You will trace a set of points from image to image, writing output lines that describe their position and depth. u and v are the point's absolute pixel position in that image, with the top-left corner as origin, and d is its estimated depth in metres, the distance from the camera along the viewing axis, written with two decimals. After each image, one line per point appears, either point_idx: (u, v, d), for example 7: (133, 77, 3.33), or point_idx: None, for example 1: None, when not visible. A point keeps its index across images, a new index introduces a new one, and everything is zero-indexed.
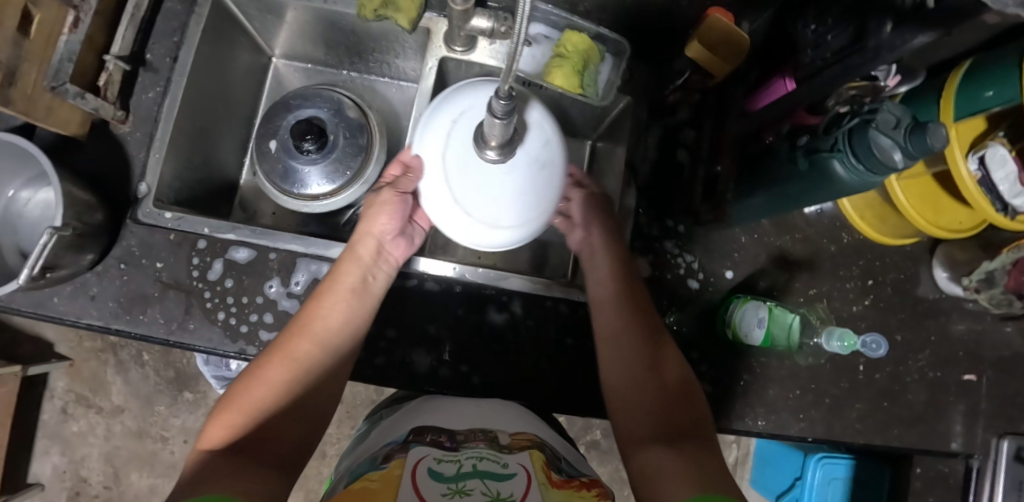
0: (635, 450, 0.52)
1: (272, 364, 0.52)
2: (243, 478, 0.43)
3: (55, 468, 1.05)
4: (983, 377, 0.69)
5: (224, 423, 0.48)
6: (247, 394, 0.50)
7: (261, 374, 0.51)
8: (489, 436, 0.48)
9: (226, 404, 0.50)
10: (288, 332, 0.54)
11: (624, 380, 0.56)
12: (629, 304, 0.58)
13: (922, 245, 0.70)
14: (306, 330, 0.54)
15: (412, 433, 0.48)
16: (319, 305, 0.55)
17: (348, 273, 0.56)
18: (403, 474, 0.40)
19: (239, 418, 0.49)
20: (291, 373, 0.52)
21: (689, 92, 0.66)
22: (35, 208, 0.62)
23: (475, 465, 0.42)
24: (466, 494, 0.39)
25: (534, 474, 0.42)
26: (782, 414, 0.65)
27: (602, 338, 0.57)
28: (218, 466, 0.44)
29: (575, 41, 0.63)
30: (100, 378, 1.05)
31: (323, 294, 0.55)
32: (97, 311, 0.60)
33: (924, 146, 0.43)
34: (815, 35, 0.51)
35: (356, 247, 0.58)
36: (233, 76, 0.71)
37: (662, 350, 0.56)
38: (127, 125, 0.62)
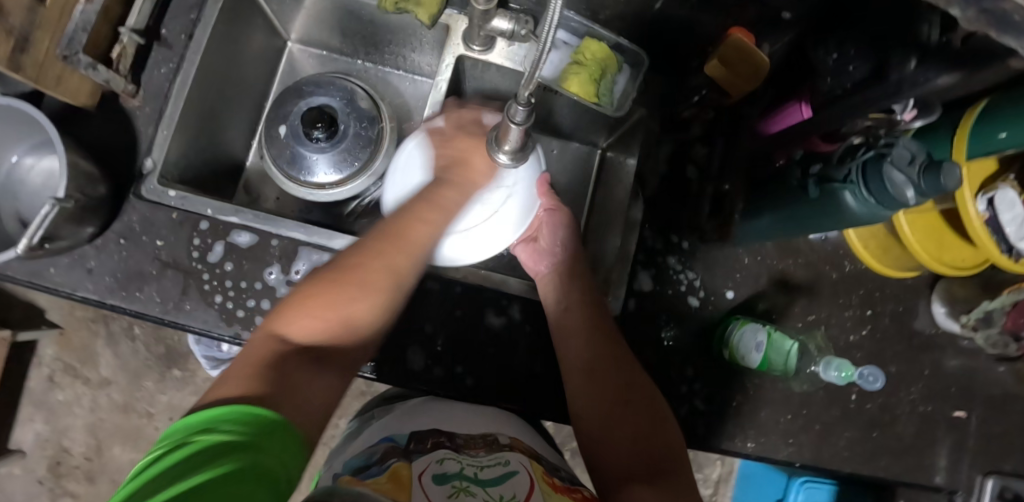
0: (613, 490, 0.51)
1: (372, 270, 0.50)
2: (306, 380, 0.44)
3: (38, 436, 1.04)
4: (972, 414, 0.69)
5: (314, 313, 0.47)
6: (342, 295, 0.48)
7: (355, 277, 0.49)
8: (489, 440, 0.49)
9: (314, 294, 0.48)
10: (383, 238, 0.51)
11: (595, 416, 0.56)
12: (596, 334, 0.58)
13: (923, 279, 0.70)
14: (400, 244, 0.51)
15: (412, 438, 0.49)
16: (425, 217, 0.53)
17: (453, 199, 0.55)
18: (411, 476, 0.41)
19: (331, 320, 0.48)
20: (389, 286, 0.50)
21: (705, 109, 0.64)
22: (37, 176, 0.61)
23: (476, 469, 0.43)
24: (470, 494, 0.39)
25: (535, 478, 0.43)
26: (772, 437, 0.65)
27: (571, 373, 0.57)
28: (294, 370, 0.44)
29: (594, 50, 0.63)
30: (90, 348, 1.05)
31: (427, 210, 0.54)
32: (93, 285, 0.59)
33: (937, 185, 0.43)
34: (835, 63, 0.50)
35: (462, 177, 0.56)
36: (248, 56, 0.70)
37: (632, 381, 0.56)
38: (137, 99, 0.62)
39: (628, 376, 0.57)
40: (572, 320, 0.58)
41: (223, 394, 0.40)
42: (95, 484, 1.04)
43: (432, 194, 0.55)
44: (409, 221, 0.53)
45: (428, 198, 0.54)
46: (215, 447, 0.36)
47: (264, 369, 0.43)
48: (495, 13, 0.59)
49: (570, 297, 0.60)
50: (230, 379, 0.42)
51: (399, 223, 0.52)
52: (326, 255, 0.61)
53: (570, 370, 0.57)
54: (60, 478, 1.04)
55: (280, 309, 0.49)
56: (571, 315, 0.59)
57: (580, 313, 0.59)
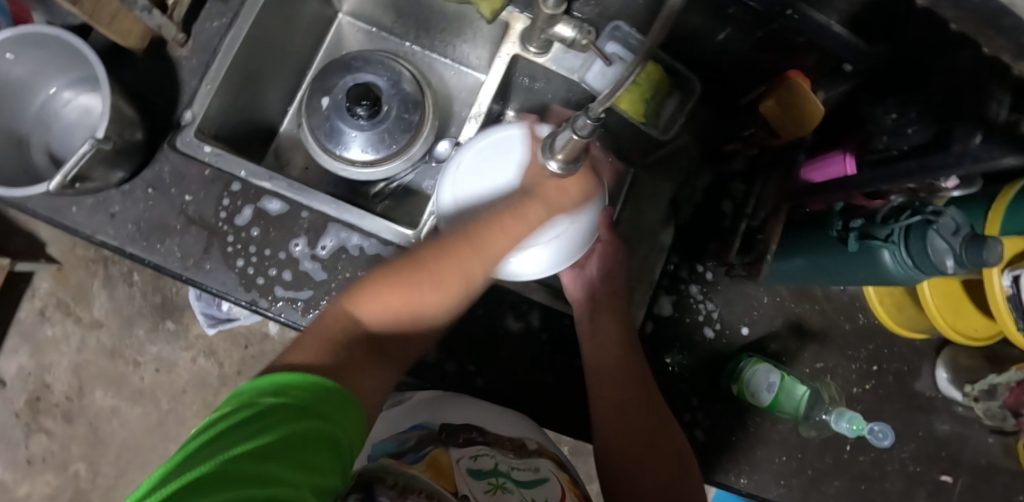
0: None
1: (454, 262, 0.48)
2: (372, 375, 0.48)
3: (20, 369, 1.03)
4: (958, 480, 0.69)
5: (381, 302, 0.48)
6: (415, 285, 0.48)
7: (424, 277, 0.48)
8: (516, 443, 0.51)
9: (383, 283, 0.48)
10: (462, 239, 0.48)
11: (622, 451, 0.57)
12: (629, 374, 0.57)
13: (930, 342, 0.71)
14: (480, 247, 0.48)
15: (443, 428, 0.49)
16: (498, 227, 0.48)
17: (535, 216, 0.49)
18: (450, 464, 0.44)
19: (396, 306, 0.49)
20: (461, 282, 0.48)
21: (749, 146, 0.64)
22: (73, 111, 0.61)
23: (507, 470, 0.46)
24: (508, 491, 0.44)
25: (564, 487, 0.48)
26: (764, 476, 0.66)
27: (604, 407, 0.57)
28: (352, 354, 0.47)
29: (649, 71, 0.62)
30: (85, 287, 1.03)
31: (513, 220, 0.48)
32: (114, 230, 0.58)
33: (979, 259, 0.44)
34: (895, 123, 0.53)
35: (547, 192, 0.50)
36: (299, 22, 0.69)
37: (661, 425, 0.57)
38: (185, 49, 0.61)
39: (656, 420, 0.57)
40: (608, 360, 0.57)
41: (295, 361, 0.44)
42: (72, 425, 1.03)
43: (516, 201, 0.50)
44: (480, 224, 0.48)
45: (515, 206, 0.49)
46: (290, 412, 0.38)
47: (332, 356, 0.46)
48: (559, 19, 0.58)
49: (607, 335, 0.58)
50: (297, 353, 0.46)
51: (472, 226, 0.48)
52: (355, 235, 0.60)
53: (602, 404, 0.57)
54: (37, 415, 1.02)
55: (359, 283, 0.50)
56: (605, 352, 0.57)
57: (612, 347, 0.57)
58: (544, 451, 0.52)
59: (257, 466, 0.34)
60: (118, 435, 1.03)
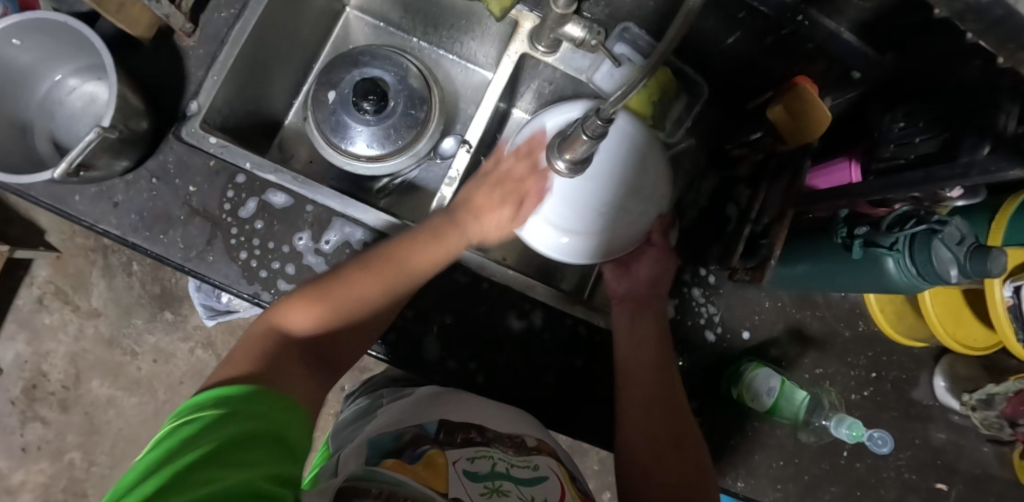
0: None
1: (374, 272, 0.52)
2: (305, 379, 0.48)
3: (17, 356, 1.02)
4: (953, 489, 0.70)
5: (307, 313, 0.50)
6: (340, 291, 0.51)
7: (346, 289, 0.51)
8: (516, 441, 0.50)
9: (307, 301, 0.50)
10: (384, 257, 0.53)
11: (647, 456, 0.55)
12: (660, 374, 0.58)
13: (929, 351, 0.71)
14: (402, 261, 0.53)
15: (441, 428, 0.49)
16: (427, 250, 0.54)
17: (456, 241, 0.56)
18: (446, 464, 0.43)
19: (320, 313, 0.51)
20: (384, 287, 0.53)
21: (755, 152, 0.65)
22: (77, 99, 0.61)
23: (505, 468, 0.45)
24: (504, 494, 0.42)
25: (563, 484, 0.47)
26: (762, 480, 0.66)
27: (633, 405, 0.57)
28: (276, 356, 0.47)
29: (662, 77, 0.63)
30: (84, 276, 1.03)
31: (438, 241, 0.55)
32: (116, 220, 0.58)
33: (983, 268, 0.45)
34: (901, 132, 0.52)
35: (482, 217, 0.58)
36: (307, 15, 0.69)
37: (685, 431, 0.56)
38: (192, 39, 0.60)
39: (682, 425, 0.57)
40: (640, 355, 0.58)
41: (226, 376, 0.45)
42: (68, 414, 1.02)
43: (445, 219, 0.57)
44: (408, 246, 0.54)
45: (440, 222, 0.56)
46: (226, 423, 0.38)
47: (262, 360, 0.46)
48: (569, 19, 0.58)
49: (643, 330, 0.59)
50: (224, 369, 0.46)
51: (395, 250, 0.53)
52: (359, 230, 0.60)
53: (629, 396, 0.58)
54: (33, 403, 1.02)
55: (284, 299, 0.52)
56: (639, 350, 0.59)
57: (651, 347, 0.59)
58: (543, 447, 0.51)
59: (214, 472, 0.35)
60: (114, 424, 1.03)
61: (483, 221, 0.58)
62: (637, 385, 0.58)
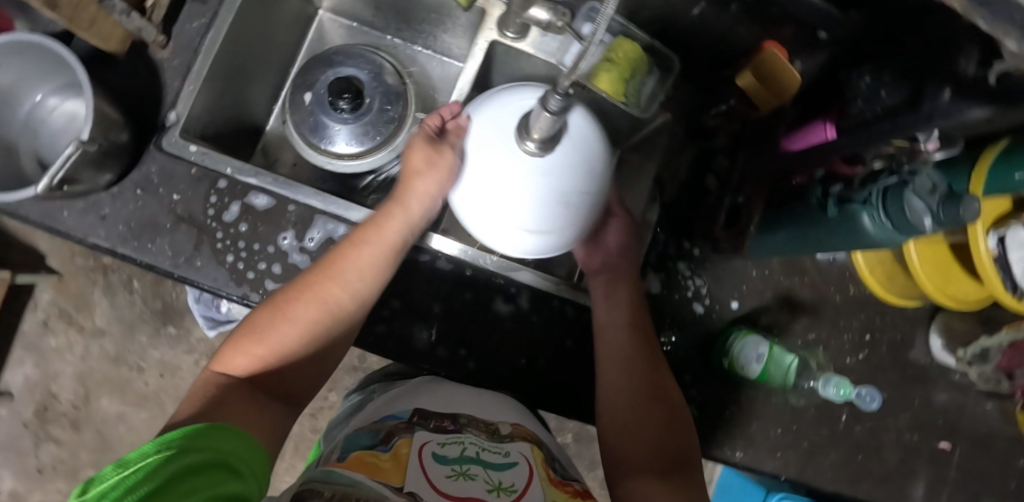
0: (623, 479, 0.55)
1: (302, 302, 0.54)
2: (252, 410, 0.49)
3: (27, 379, 1.04)
4: (956, 448, 0.69)
5: (249, 352, 0.52)
6: (273, 327, 0.53)
7: (283, 311, 0.53)
8: (491, 428, 0.52)
9: (250, 333, 0.53)
10: (319, 269, 0.55)
11: (622, 411, 0.57)
12: (637, 334, 0.59)
13: (923, 311, 0.71)
14: (336, 272, 0.55)
15: (416, 413, 0.53)
16: (358, 254, 0.55)
17: (393, 229, 0.56)
18: (409, 453, 0.44)
19: (257, 355, 0.52)
20: (320, 314, 0.54)
21: (731, 120, 0.66)
22: (59, 117, 0.62)
23: (475, 452, 0.46)
24: (470, 476, 0.42)
25: (533, 468, 0.47)
26: (760, 449, 0.66)
27: (609, 369, 0.58)
28: (231, 395, 0.50)
29: (627, 49, 0.63)
30: (86, 296, 1.04)
31: (366, 229, 0.56)
32: (105, 232, 0.59)
33: (956, 214, 0.44)
34: (869, 87, 0.51)
35: (408, 201, 0.57)
36: (279, 20, 0.70)
37: (662, 383, 0.58)
38: (167, 51, 0.62)
39: (660, 384, 0.58)
40: (617, 320, 0.59)
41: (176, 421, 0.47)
42: (80, 432, 1.04)
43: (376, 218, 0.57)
44: (348, 253, 0.55)
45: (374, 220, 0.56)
46: (203, 458, 0.40)
47: (213, 396, 0.49)
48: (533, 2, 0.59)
49: (617, 295, 0.60)
50: (183, 408, 0.49)
51: (329, 264, 0.55)
52: (341, 226, 0.61)
53: (604, 363, 0.58)
54: (45, 424, 1.04)
55: (225, 347, 0.54)
56: (615, 313, 0.59)
57: (622, 309, 0.59)
58: (518, 434, 0.52)
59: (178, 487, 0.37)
60: (126, 439, 1.04)
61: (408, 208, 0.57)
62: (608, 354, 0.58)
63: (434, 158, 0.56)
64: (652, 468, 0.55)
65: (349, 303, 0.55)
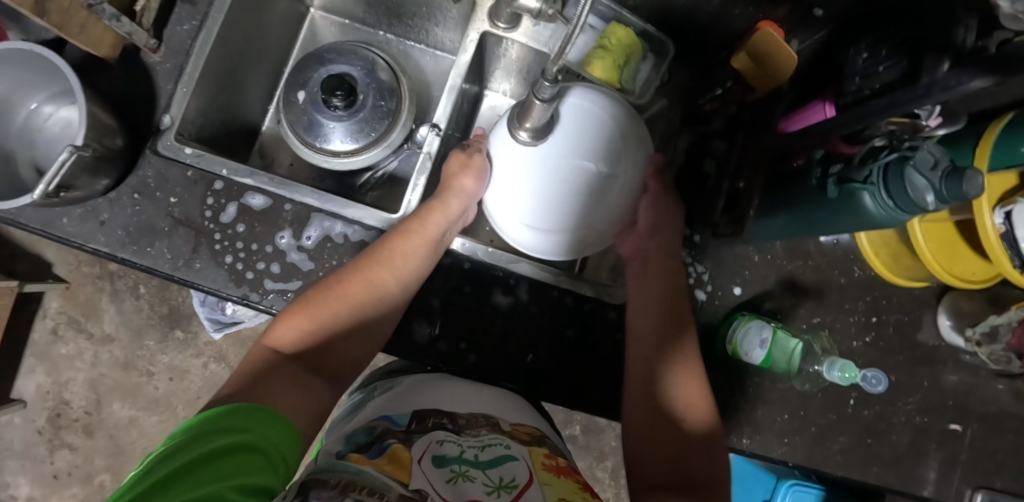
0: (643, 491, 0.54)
1: (353, 283, 0.56)
2: (299, 389, 0.50)
3: (39, 387, 1.05)
4: (968, 429, 0.68)
5: (298, 330, 0.54)
6: (325, 306, 0.55)
7: (332, 293, 0.56)
8: (489, 422, 0.52)
9: (302, 310, 0.55)
10: (367, 256, 0.57)
11: (647, 419, 0.57)
12: (668, 342, 0.59)
13: (930, 291, 0.70)
14: (384, 259, 0.57)
15: (413, 418, 0.51)
16: (402, 243, 0.57)
17: (436, 223, 0.59)
18: (412, 459, 0.42)
19: (307, 336, 0.54)
20: (368, 296, 0.56)
21: (726, 104, 0.65)
22: (55, 125, 0.62)
23: (476, 453, 0.46)
24: (469, 478, 0.42)
25: (534, 467, 0.46)
26: (766, 435, 0.65)
27: (637, 373, 0.59)
28: (280, 371, 0.51)
29: (620, 35, 0.62)
30: (94, 303, 1.05)
31: (410, 220, 0.59)
32: (105, 237, 0.59)
33: (959, 192, 0.44)
34: (865, 64, 0.50)
35: (448, 198, 0.60)
36: (271, 19, 0.70)
37: (698, 395, 0.58)
38: (158, 54, 0.62)
39: (691, 393, 0.58)
40: (648, 323, 0.59)
41: (219, 395, 0.47)
42: (93, 438, 1.05)
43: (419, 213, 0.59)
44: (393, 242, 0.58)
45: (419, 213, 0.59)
46: (247, 440, 0.41)
47: (262, 373, 0.50)
48: None
49: (649, 297, 0.60)
50: (234, 378, 0.50)
51: (379, 251, 0.57)
52: (338, 223, 0.61)
53: (633, 370, 0.59)
54: (59, 431, 1.05)
55: (275, 320, 0.55)
56: (647, 314, 0.60)
57: (655, 314, 0.60)
58: (518, 430, 0.52)
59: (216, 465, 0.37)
60: (138, 444, 1.05)
61: (445, 203, 0.60)
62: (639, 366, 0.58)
63: (466, 161, 0.60)
64: (670, 482, 0.53)
65: (395, 291, 0.57)
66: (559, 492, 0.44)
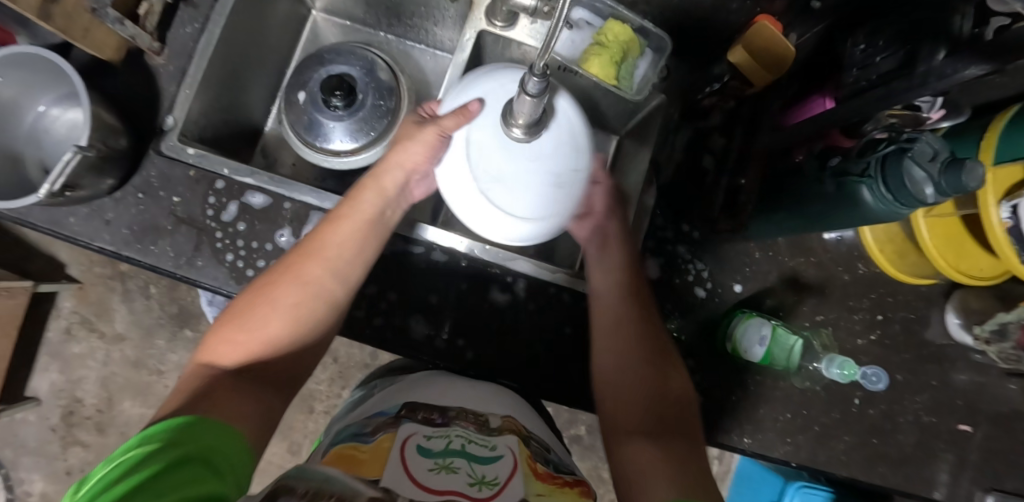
0: (622, 440, 0.55)
1: (285, 279, 0.54)
2: (240, 397, 0.49)
3: (52, 385, 1.07)
4: (977, 429, 0.67)
5: (235, 338, 0.53)
6: (257, 307, 0.54)
7: (264, 292, 0.54)
8: (480, 420, 0.52)
9: (235, 323, 0.53)
10: (298, 250, 0.56)
11: (613, 366, 0.58)
12: (632, 299, 0.59)
13: (937, 288, 0.68)
14: (315, 252, 0.55)
15: (404, 406, 0.52)
16: (331, 231, 0.56)
17: (367, 204, 0.57)
18: (391, 448, 0.44)
19: (244, 343, 0.53)
20: (302, 291, 0.54)
21: (725, 98, 0.64)
22: (62, 126, 0.64)
23: (462, 445, 0.46)
24: (452, 470, 0.42)
25: (518, 461, 0.46)
26: (769, 434, 0.64)
27: (601, 324, 0.58)
28: (218, 384, 0.49)
29: (617, 32, 0.62)
30: (106, 303, 1.07)
31: (337, 207, 0.57)
32: (110, 236, 0.60)
33: (958, 184, 0.43)
34: (863, 55, 0.50)
35: (382, 177, 0.58)
36: (272, 21, 0.71)
37: (661, 346, 0.59)
38: (162, 57, 0.63)
39: (658, 343, 0.59)
40: (608, 280, 0.59)
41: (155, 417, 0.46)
42: (105, 435, 1.07)
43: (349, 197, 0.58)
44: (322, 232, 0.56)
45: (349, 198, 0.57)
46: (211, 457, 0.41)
47: (198, 387, 0.49)
48: None
49: (613, 259, 0.59)
50: (172, 397, 0.49)
51: (309, 242, 0.56)
52: None
53: (598, 326, 0.58)
54: (72, 428, 1.07)
55: (211, 335, 0.54)
56: (606, 274, 0.59)
57: (615, 271, 0.59)
58: (507, 426, 0.51)
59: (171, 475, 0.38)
60: None
61: (379, 183, 0.58)
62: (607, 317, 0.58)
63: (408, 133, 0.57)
64: (648, 428, 0.55)
65: (328, 281, 0.55)
66: (540, 487, 0.44)
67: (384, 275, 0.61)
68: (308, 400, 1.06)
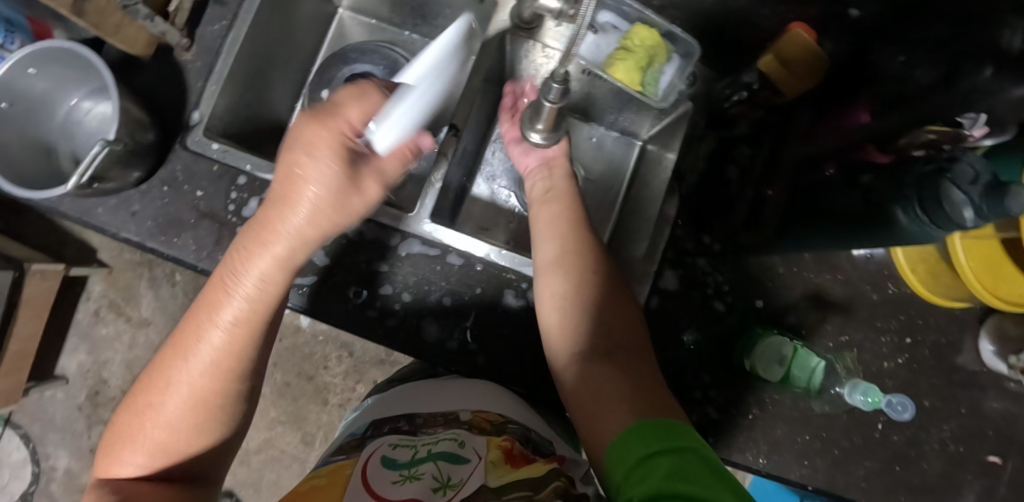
0: (573, 366, 0.52)
1: (173, 370, 0.47)
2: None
3: (80, 365, 1.11)
4: (1008, 461, 0.64)
5: (134, 445, 0.47)
6: (150, 408, 0.47)
7: (152, 392, 0.47)
8: (449, 418, 0.53)
9: (129, 427, 0.47)
10: (181, 338, 0.48)
11: (560, 284, 0.54)
12: (576, 219, 0.57)
13: (972, 312, 0.65)
14: (199, 341, 0.47)
15: (371, 426, 0.54)
16: (212, 319, 0.47)
17: (254, 281, 0.46)
18: (352, 475, 0.44)
19: (147, 450, 0.47)
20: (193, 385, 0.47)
21: (753, 107, 0.62)
22: (93, 118, 0.66)
23: (429, 451, 0.47)
24: (416, 477, 0.44)
25: (484, 454, 0.46)
26: (786, 456, 0.62)
27: (546, 237, 0.56)
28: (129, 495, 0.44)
29: (644, 36, 0.61)
30: (134, 288, 1.11)
31: (218, 287, 0.47)
32: (135, 227, 0.62)
33: (1002, 208, 0.40)
34: (904, 66, 0.49)
35: (264, 243, 0.44)
36: (299, 19, 0.71)
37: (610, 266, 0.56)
38: (190, 53, 0.64)
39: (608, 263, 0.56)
40: (552, 194, 0.58)
41: None
42: None
43: (229, 272, 0.47)
44: (202, 318, 0.47)
45: (230, 275, 0.47)
46: None
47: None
48: None
49: (557, 181, 0.59)
50: None
51: (193, 330, 0.47)
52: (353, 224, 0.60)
53: (544, 241, 0.57)
54: (97, 407, 1.10)
55: (110, 438, 0.48)
56: (550, 187, 0.59)
57: (560, 183, 0.59)
58: (475, 421, 0.52)
59: None
60: None
61: (265, 253, 0.45)
62: (546, 223, 0.57)
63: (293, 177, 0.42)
64: (598, 347, 0.52)
65: (220, 374, 0.47)
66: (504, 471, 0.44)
67: (400, 276, 0.61)
68: (323, 392, 1.07)
